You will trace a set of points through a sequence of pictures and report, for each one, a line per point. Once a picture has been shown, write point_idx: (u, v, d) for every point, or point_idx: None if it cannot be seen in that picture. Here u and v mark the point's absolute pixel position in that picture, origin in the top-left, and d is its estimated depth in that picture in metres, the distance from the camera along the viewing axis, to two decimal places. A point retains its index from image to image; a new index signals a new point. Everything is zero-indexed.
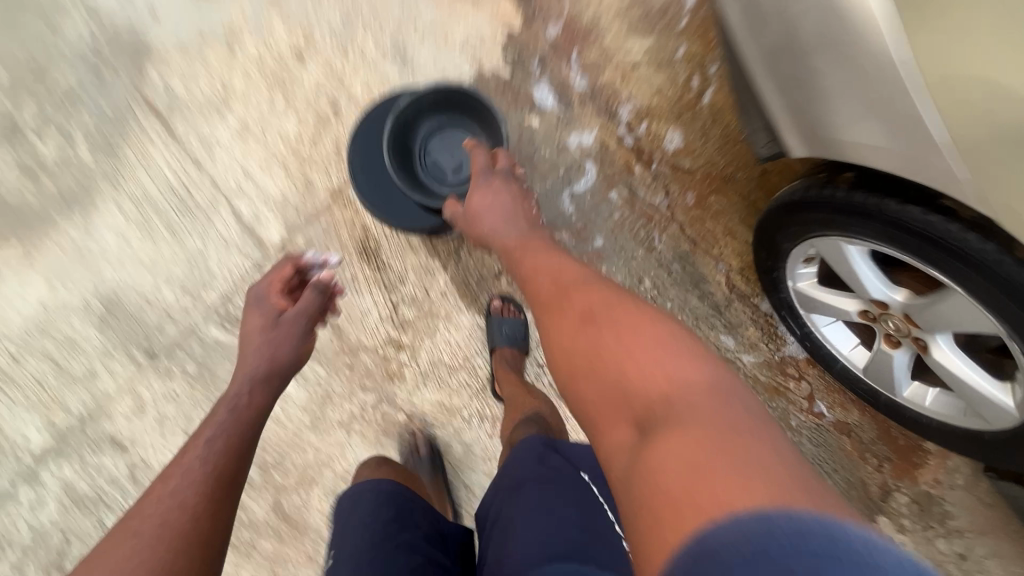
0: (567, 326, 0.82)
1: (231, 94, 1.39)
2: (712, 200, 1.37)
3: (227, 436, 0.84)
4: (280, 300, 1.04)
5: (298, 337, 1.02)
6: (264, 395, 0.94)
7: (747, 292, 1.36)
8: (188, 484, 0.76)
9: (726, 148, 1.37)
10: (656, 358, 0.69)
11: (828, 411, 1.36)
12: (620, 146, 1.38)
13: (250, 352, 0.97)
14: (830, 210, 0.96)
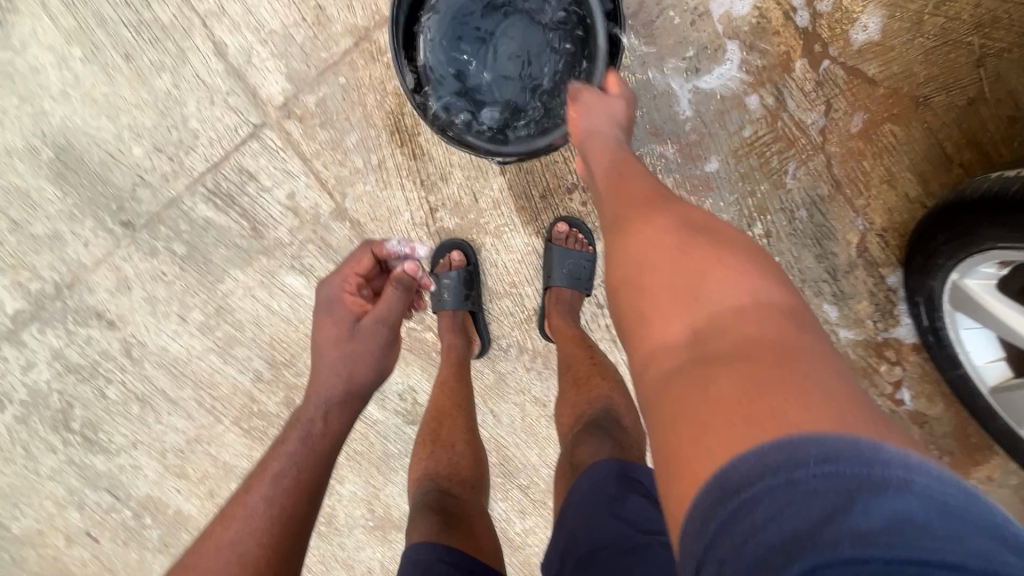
0: (631, 226, 0.60)
1: None
2: (884, 129, 0.98)
3: (296, 473, 0.71)
4: (354, 301, 0.83)
5: (380, 350, 0.82)
6: (342, 422, 0.79)
7: (878, 260, 1.06)
8: (247, 532, 0.66)
9: (931, 54, 0.94)
10: (727, 270, 0.50)
11: (908, 401, 1.18)
12: (779, 23, 0.95)
13: (324, 366, 0.79)
14: None
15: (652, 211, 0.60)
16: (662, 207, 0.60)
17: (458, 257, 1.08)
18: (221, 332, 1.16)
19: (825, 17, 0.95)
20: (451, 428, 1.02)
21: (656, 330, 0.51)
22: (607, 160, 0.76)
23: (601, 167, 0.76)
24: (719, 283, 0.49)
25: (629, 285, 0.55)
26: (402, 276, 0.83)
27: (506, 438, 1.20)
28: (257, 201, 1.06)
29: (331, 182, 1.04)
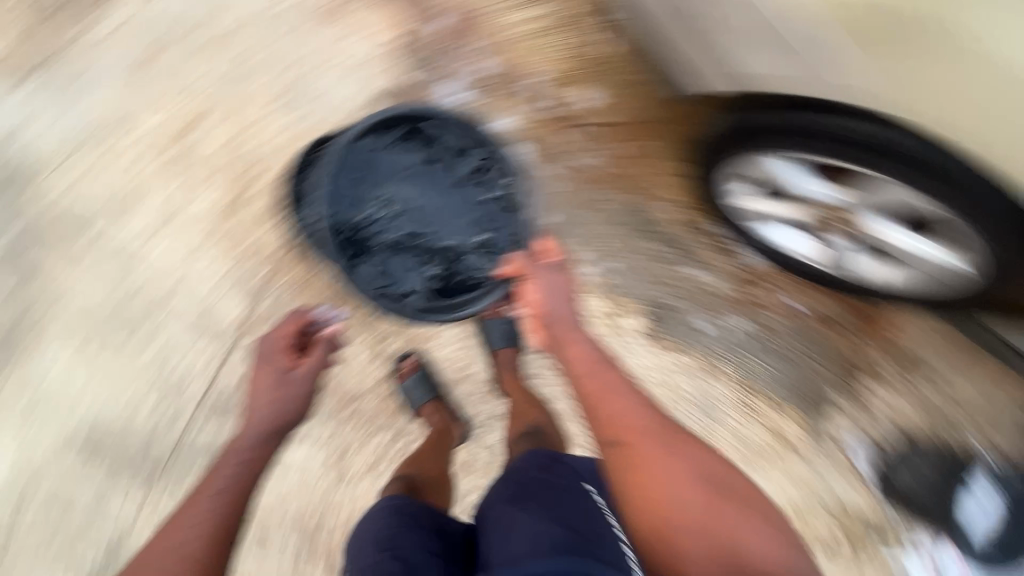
0: (650, 459, 0.89)
1: (144, 184, 1.34)
2: (643, 146, 1.40)
3: (236, 480, 0.95)
4: (286, 355, 1.09)
5: (303, 394, 1.06)
6: (268, 447, 1.01)
7: (699, 223, 1.42)
8: (190, 533, 0.86)
9: (642, 95, 1.39)
10: (744, 529, 0.84)
11: (801, 306, 1.46)
12: (543, 120, 1.41)
13: (257, 401, 1.03)
14: (759, 137, 1.10)
15: (667, 444, 0.91)
16: (677, 443, 0.92)
17: (411, 360, 1.36)
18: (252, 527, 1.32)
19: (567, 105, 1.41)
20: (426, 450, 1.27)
21: (693, 549, 0.83)
22: (594, 366, 1.00)
23: (586, 371, 1.00)
24: (743, 530, 0.84)
25: (667, 506, 0.85)
26: (327, 340, 1.12)
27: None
28: (249, 399, 1.33)
29: None
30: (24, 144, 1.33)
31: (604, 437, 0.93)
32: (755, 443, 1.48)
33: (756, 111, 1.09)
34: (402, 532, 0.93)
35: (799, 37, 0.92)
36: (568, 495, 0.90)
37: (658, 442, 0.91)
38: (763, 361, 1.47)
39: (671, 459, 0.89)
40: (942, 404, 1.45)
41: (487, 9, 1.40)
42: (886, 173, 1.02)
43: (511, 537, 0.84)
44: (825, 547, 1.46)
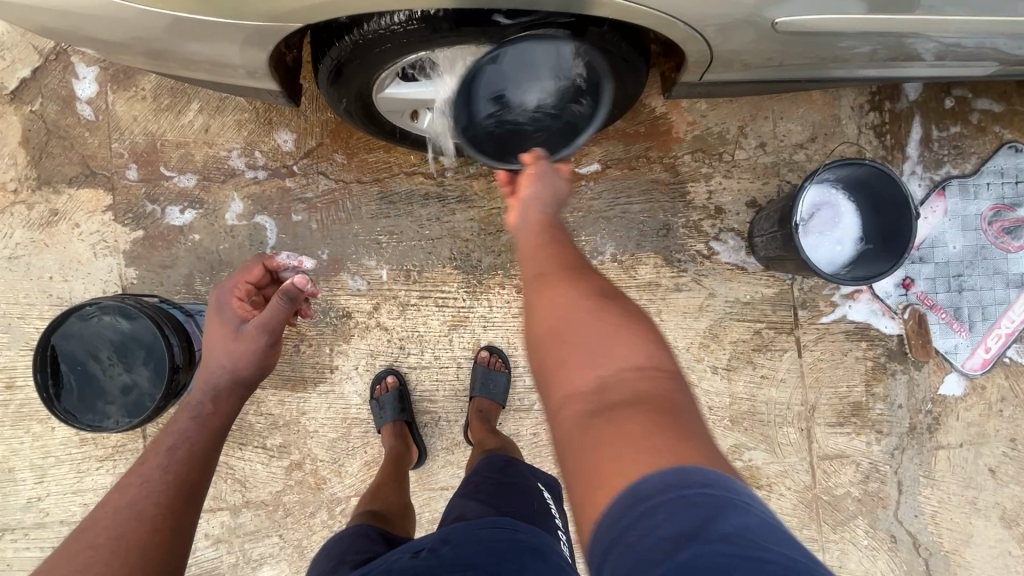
0: (554, 282, 0.72)
1: (3, 458, 1.42)
2: (354, 142, 1.45)
3: (189, 446, 0.89)
4: (241, 308, 1.05)
5: (260, 351, 0.99)
6: (229, 404, 0.98)
7: (446, 168, 1.45)
8: (144, 494, 0.82)
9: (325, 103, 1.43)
10: (627, 330, 0.66)
11: (580, 168, 1.46)
12: (261, 183, 1.45)
13: (214, 358, 0.98)
14: (344, 91, 1.06)
15: (579, 275, 0.73)
16: (579, 270, 0.74)
17: (391, 379, 1.43)
18: None
19: (271, 158, 1.45)
20: (385, 489, 1.26)
21: (571, 369, 0.64)
22: (535, 226, 0.83)
23: (521, 227, 0.84)
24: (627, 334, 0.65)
25: (554, 332, 0.67)
26: (288, 288, 0.97)
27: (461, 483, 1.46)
28: (201, 559, 1.43)
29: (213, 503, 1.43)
30: None
31: (526, 273, 0.77)
32: None
33: (320, 75, 1.05)
34: (355, 545, 0.98)
35: (227, 27, 0.90)
36: (525, 500, 1.01)
37: (577, 270, 0.74)
38: (585, 235, 1.46)
39: (568, 277, 0.73)
40: (753, 159, 1.47)
41: (153, 131, 1.44)
42: (433, 46, 0.95)
43: (460, 498, 1.03)
44: (743, 346, 1.47)
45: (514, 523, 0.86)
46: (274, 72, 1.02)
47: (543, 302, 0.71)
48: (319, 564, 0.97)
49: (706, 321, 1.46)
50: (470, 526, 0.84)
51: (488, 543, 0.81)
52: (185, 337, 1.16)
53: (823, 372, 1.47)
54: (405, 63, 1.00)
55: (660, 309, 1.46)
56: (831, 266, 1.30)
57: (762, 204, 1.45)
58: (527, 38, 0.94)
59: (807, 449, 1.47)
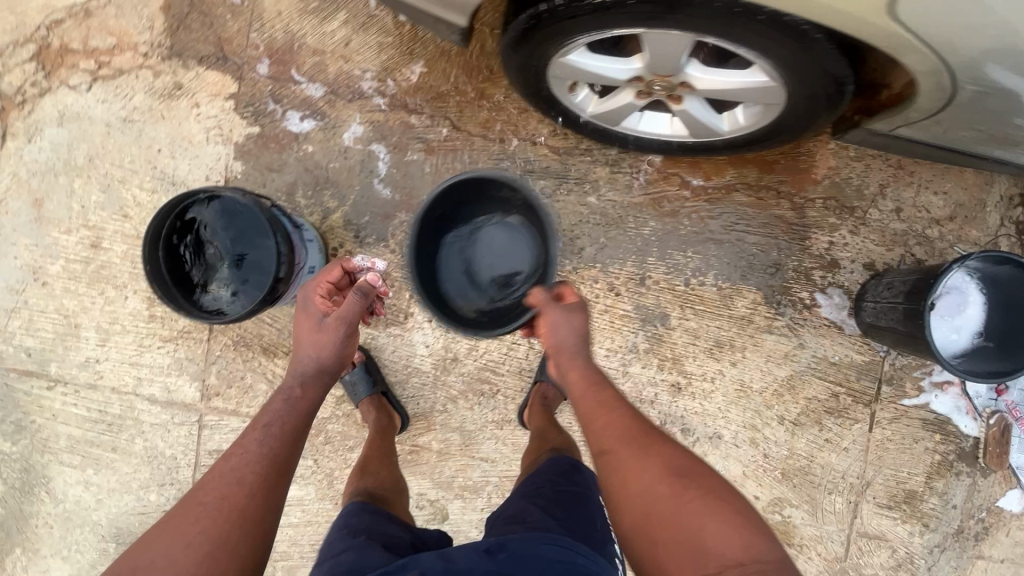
0: (636, 470, 0.83)
1: (71, 313, 1.43)
2: (489, 96, 1.40)
3: (283, 424, 0.89)
4: (323, 301, 1.01)
5: (339, 344, 0.97)
6: (316, 390, 0.96)
7: (573, 145, 1.40)
8: (244, 463, 0.83)
9: (472, 48, 1.39)
10: (718, 517, 0.76)
11: (706, 182, 1.40)
12: (386, 112, 1.41)
13: (303, 349, 0.97)
14: (526, 46, 1.02)
15: (653, 454, 0.85)
16: (652, 446, 0.86)
17: (359, 355, 1.41)
18: (281, 570, 1.45)
19: (402, 90, 1.41)
20: (376, 464, 1.29)
21: (677, 570, 0.74)
22: (586, 386, 0.96)
23: (578, 392, 0.96)
24: (715, 526, 0.75)
25: (653, 534, 0.78)
26: (361, 285, 0.97)
27: (501, 459, 1.45)
28: None
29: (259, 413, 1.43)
30: None
31: (592, 449, 0.91)
32: (715, 335, 1.43)
33: (508, 22, 1.00)
34: (376, 527, 1.05)
35: None
36: (589, 511, 1.03)
37: (654, 453, 0.85)
38: (692, 251, 1.42)
39: (654, 461, 0.83)
40: (884, 222, 1.41)
41: (294, 31, 1.40)
42: (643, 25, 0.90)
43: (513, 504, 1.08)
44: (816, 405, 1.43)
45: (575, 544, 0.90)
46: (465, 6, 0.97)
47: (631, 492, 0.82)
48: (335, 531, 1.04)
49: (786, 371, 1.42)
50: (527, 540, 0.88)
51: (546, 560, 0.85)
52: (290, 244, 1.14)
53: (887, 452, 1.44)
54: (603, 35, 0.95)
55: (744, 347, 1.43)
56: (944, 352, 1.25)
57: (880, 270, 1.39)
58: (753, 39, 0.88)
59: (848, 523, 1.44)
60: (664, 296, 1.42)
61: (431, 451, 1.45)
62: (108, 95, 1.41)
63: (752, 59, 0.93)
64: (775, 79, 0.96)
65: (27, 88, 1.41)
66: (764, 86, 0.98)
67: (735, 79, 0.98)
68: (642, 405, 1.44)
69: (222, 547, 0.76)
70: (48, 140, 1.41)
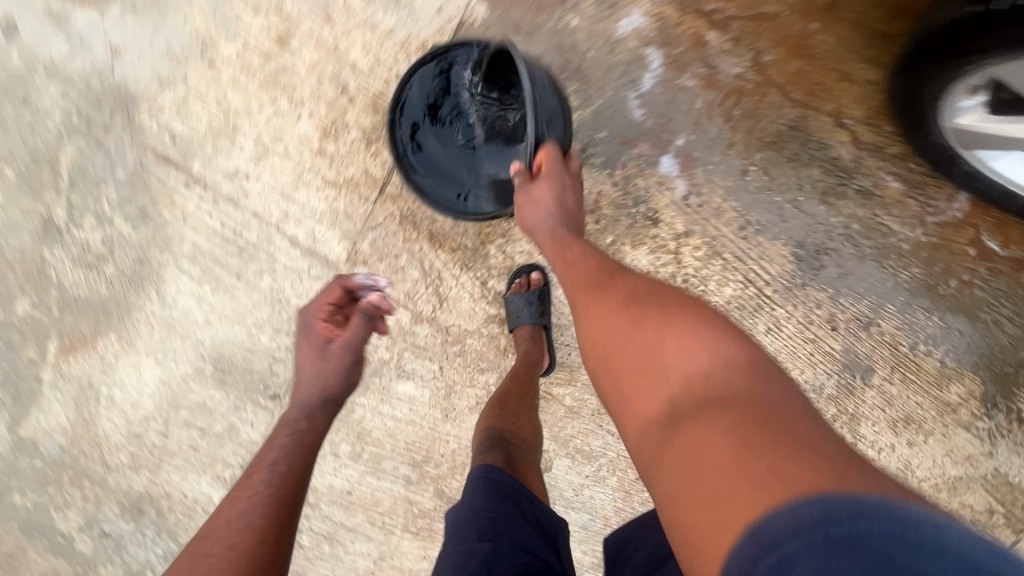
0: (602, 313, 0.82)
1: (233, 111, 1.22)
2: (811, 42, 1.11)
3: (290, 462, 0.84)
4: (327, 326, 0.97)
5: (347, 367, 0.94)
6: (322, 420, 0.91)
7: (879, 144, 1.14)
8: (253, 507, 0.77)
9: None
10: (680, 331, 0.72)
11: (1000, 249, 1.17)
12: (681, 14, 1.12)
13: (305, 377, 0.93)
14: None
15: (612, 292, 0.84)
16: (613, 284, 0.86)
17: (536, 275, 1.26)
18: (369, 453, 1.40)
19: None
20: (515, 401, 1.15)
21: (645, 393, 0.71)
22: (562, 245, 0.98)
23: (558, 251, 0.98)
24: (677, 337, 0.71)
25: (616, 367, 0.77)
26: (363, 306, 0.96)
27: None
28: None
29: (401, 299, 1.29)
30: (104, 66, 1.22)
31: (571, 304, 0.90)
32: (909, 408, 1.28)
33: None
34: (507, 526, 0.85)
35: None
36: None
37: (619, 293, 0.83)
38: (938, 316, 1.21)
39: (618, 298, 0.82)
40: None
41: None
42: None
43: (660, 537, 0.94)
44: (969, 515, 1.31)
45: None
46: None
47: (614, 347, 0.78)
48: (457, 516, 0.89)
49: (961, 473, 1.29)
50: None
51: None
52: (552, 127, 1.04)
53: None
54: None
55: (932, 432, 1.28)
56: None
57: None
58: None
59: None
60: (879, 351, 1.25)
61: (562, 405, 1.34)
62: None
63: None
64: None
65: None
66: None
67: None
68: None
69: None
70: None
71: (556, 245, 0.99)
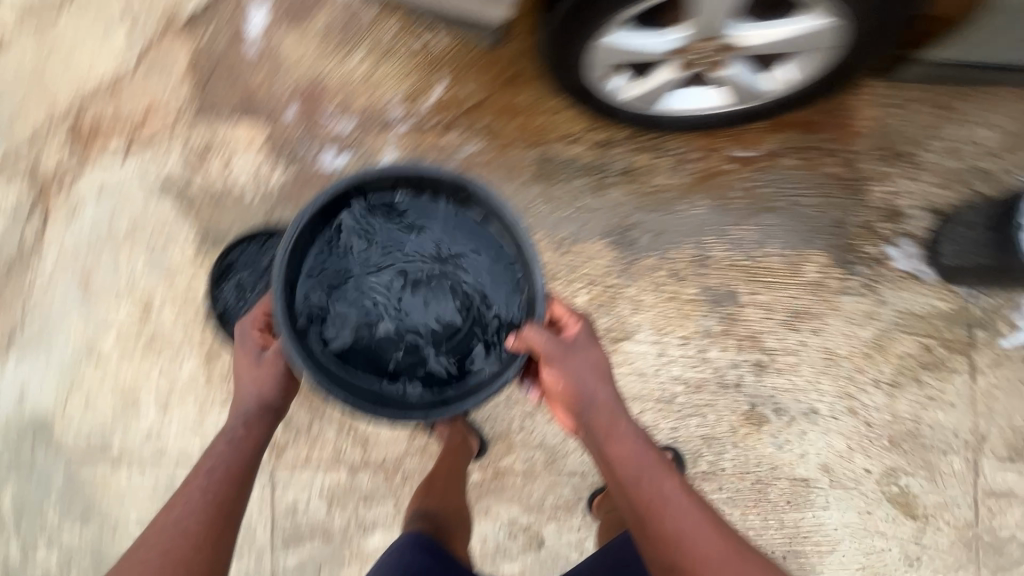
0: (671, 540, 0.89)
1: (128, 384, 1.40)
2: (519, 100, 1.39)
3: (225, 468, 0.90)
4: (261, 335, 0.98)
5: (280, 377, 0.95)
6: (261, 429, 0.95)
7: (610, 136, 1.38)
8: (189, 515, 0.85)
9: (494, 59, 1.38)
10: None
11: (753, 152, 1.37)
12: (420, 135, 1.41)
13: (243, 384, 0.96)
14: (571, 24, 0.99)
15: (687, 521, 0.91)
16: (689, 509, 0.92)
17: None
18: None
19: (432, 111, 1.41)
20: (444, 482, 1.24)
21: None
22: (620, 455, 0.96)
23: (609, 455, 0.97)
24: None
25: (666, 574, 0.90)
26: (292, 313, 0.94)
27: (589, 471, 1.37)
28: (313, 515, 1.39)
29: (331, 457, 1.38)
30: (14, 407, 1.41)
31: (627, 508, 0.94)
32: (790, 305, 1.37)
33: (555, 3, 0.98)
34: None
35: None
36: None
37: (685, 517, 0.91)
38: (750, 224, 1.37)
39: (689, 530, 0.90)
40: (941, 163, 1.36)
41: (316, 72, 1.42)
42: None
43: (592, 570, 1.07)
44: (910, 362, 1.35)
45: None
46: None
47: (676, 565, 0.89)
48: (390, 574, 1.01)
49: (872, 331, 1.35)
50: None
51: None
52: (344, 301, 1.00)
53: (995, 400, 1.34)
54: None
55: (823, 313, 1.36)
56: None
57: (945, 213, 1.35)
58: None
59: (972, 482, 1.34)
60: (729, 275, 1.37)
61: (515, 473, 1.38)
62: (142, 163, 1.41)
63: None
64: (826, 23, 0.98)
65: (64, 170, 1.42)
66: (811, 32, 1.01)
67: (786, 31, 1.01)
68: (727, 390, 1.36)
69: None
70: (88, 217, 1.41)
71: (608, 445, 0.97)
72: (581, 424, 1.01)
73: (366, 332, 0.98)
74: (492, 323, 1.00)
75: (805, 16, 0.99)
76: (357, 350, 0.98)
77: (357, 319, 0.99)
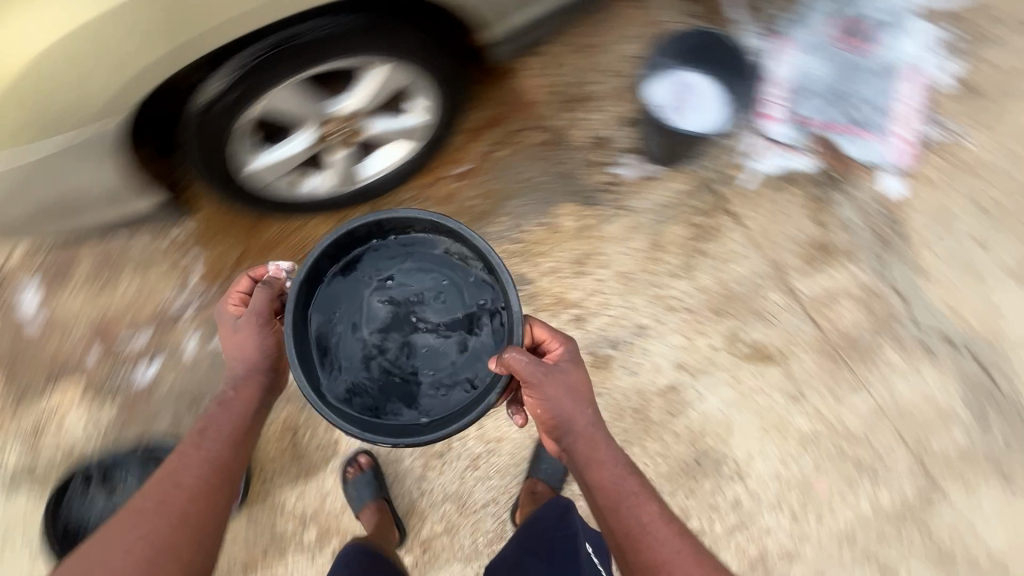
0: (655, 557, 0.86)
1: None
2: (267, 236, 1.54)
3: (220, 427, 0.94)
4: (234, 307, 1.06)
5: (260, 334, 1.03)
6: (249, 391, 1.00)
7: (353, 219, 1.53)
8: (189, 471, 0.89)
9: (228, 217, 1.54)
10: None
11: (468, 164, 1.56)
12: (207, 309, 1.54)
13: (229, 352, 1.03)
14: (215, 176, 1.19)
15: (666, 540, 0.88)
16: (670, 528, 0.89)
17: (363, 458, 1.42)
18: None
19: (204, 285, 1.54)
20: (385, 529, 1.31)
21: None
22: (604, 481, 0.93)
23: (595, 478, 0.94)
24: None
25: None
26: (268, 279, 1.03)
27: (498, 494, 1.42)
28: None
29: None
30: None
31: (612, 530, 0.90)
32: (570, 258, 1.51)
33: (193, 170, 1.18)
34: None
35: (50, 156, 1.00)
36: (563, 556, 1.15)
37: (665, 536, 0.88)
38: (501, 218, 1.53)
39: (671, 546, 0.87)
40: (610, 88, 1.58)
41: (97, 312, 1.55)
42: (255, 102, 1.06)
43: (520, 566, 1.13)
44: (688, 244, 1.50)
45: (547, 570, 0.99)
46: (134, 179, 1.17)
47: None
48: None
49: (643, 239, 1.50)
50: None
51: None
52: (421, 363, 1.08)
53: (769, 230, 1.49)
54: (244, 129, 1.11)
55: (598, 249, 1.51)
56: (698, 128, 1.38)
57: (635, 121, 1.55)
58: (341, 49, 1.05)
59: (796, 304, 1.45)
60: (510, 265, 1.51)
61: (439, 534, 1.42)
62: None
63: (353, 63, 1.10)
64: (386, 64, 1.12)
65: None
66: (386, 75, 1.15)
67: (368, 86, 1.15)
68: None
69: (160, 543, 0.81)
70: None
71: (593, 471, 0.94)
72: (570, 445, 0.98)
73: (349, 353, 1.07)
74: (496, 336, 1.07)
75: (371, 69, 1.13)
76: (341, 370, 1.06)
77: (339, 347, 1.07)
